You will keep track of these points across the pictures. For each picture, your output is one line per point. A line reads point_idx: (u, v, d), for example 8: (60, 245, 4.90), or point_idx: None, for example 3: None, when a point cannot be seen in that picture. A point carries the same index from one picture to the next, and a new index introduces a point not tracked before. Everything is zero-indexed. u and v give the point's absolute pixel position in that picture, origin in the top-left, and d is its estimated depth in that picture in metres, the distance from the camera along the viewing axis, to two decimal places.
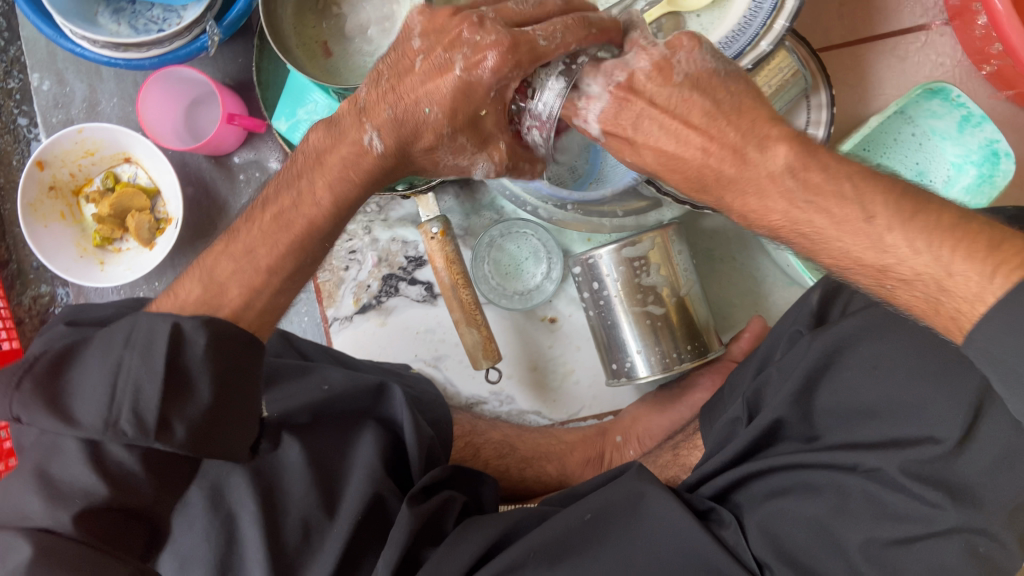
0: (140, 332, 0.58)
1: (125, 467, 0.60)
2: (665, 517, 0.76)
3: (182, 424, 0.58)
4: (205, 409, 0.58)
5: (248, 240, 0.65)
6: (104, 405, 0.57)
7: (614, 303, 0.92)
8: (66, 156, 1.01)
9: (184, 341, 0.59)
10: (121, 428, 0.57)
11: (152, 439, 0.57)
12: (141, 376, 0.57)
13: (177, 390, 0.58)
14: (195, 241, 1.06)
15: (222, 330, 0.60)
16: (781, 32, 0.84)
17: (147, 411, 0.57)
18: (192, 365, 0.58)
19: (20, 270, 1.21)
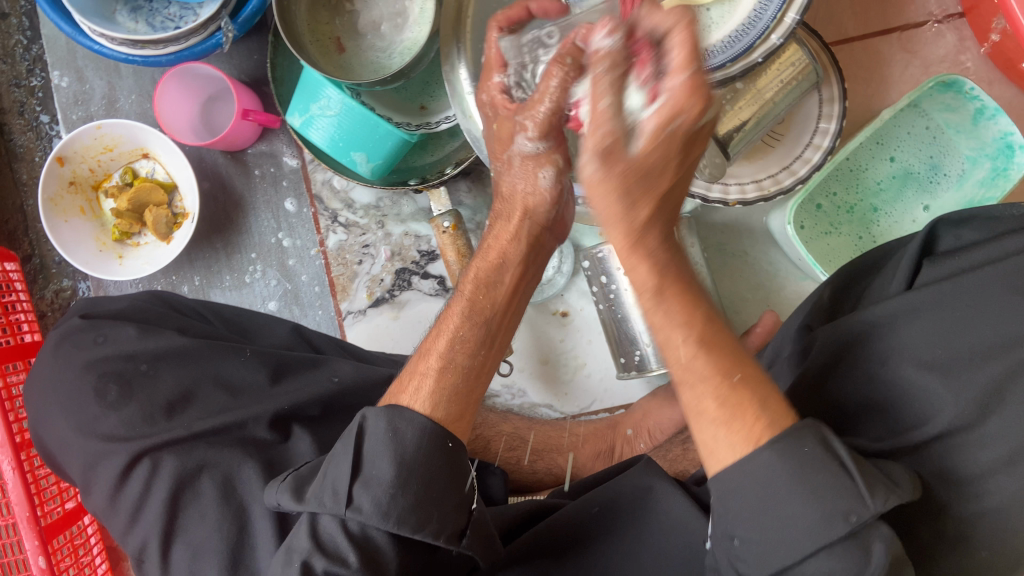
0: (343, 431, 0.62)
1: (336, 541, 0.58)
2: (673, 508, 0.77)
3: (369, 497, 0.58)
4: (390, 483, 0.58)
5: (447, 334, 0.69)
6: (316, 488, 0.60)
7: (623, 297, 0.93)
8: (85, 151, 1.03)
9: (368, 430, 0.61)
10: (324, 506, 0.59)
11: (345, 512, 0.58)
12: (339, 462, 0.60)
13: (362, 468, 0.59)
14: (212, 235, 1.07)
15: (403, 416, 0.61)
16: (791, 25, 0.83)
17: (340, 485, 0.59)
18: (373, 447, 0.60)
19: (42, 265, 1.24)
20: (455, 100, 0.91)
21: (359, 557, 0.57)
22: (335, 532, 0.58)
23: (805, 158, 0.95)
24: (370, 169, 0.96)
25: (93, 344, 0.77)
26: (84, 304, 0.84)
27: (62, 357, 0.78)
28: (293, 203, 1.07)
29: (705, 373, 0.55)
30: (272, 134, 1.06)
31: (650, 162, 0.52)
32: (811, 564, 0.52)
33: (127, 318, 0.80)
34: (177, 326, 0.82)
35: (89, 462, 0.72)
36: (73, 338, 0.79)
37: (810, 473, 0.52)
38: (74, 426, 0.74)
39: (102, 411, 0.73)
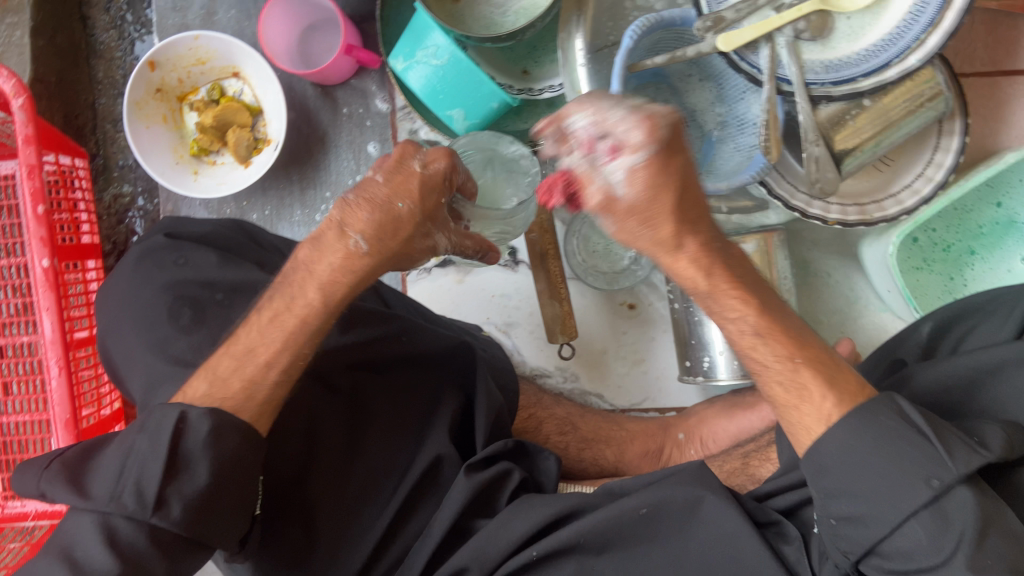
0: (150, 418, 0.60)
1: (135, 545, 0.56)
2: (724, 524, 0.68)
3: (178, 501, 0.57)
4: (203, 491, 0.58)
5: (248, 340, 0.65)
6: (111, 480, 0.57)
7: (704, 300, 0.90)
8: (178, 60, 1.01)
9: (185, 428, 0.59)
10: (120, 504, 0.56)
11: (149, 514, 0.56)
12: (146, 460, 0.58)
13: (175, 468, 0.58)
14: (290, 167, 1.05)
15: (227, 419, 0.61)
16: (932, 49, 0.78)
17: (148, 487, 0.57)
18: (191, 451, 0.59)
19: (105, 166, 1.25)
20: (565, 71, 0.90)
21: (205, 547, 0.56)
22: (135, 533, 0.56)
23: (914, 189, 0.91)
24: (465, 127, 0.93)
25: (173, 265, 0.75)
26: (165, 225, 0.82)
27: (144, 270, 0.76)
28: (375, 147, 1.04)
29: (773, 356, 0.59)
30: (363, 73, 1.03)
31: (647, 200, 0.54)
32: (898, 534, 0.53)
33: (209, 245, 0.78)
34: (252, 261, 0.80)
35: (150, 383, 0.69)
36: (155, 253, 0.77)
37: (893, 439, 0.55)
38: (143, 339, 0.72)
39: (171, 332, 0.71)
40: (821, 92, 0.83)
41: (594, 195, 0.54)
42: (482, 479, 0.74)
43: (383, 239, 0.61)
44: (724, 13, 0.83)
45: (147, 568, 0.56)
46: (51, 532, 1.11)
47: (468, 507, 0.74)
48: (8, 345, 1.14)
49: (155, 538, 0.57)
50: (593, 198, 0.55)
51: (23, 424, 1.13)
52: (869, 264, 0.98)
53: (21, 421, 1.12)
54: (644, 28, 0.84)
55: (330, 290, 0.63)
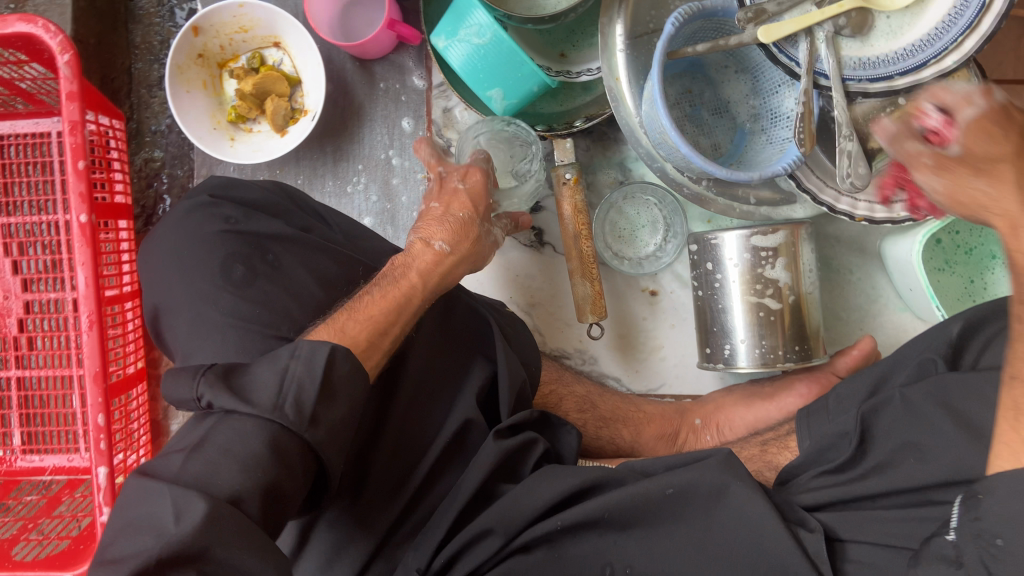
0: (303, 347, 0.63)
1: (288, 452, 0.58)
2: (748, 511, 0.70)
3: (324, 425, 0.60)
4: (341, 421, 0.62)
5: (371, 308, 0.70)
6: (271, 390, 0.60)
7: (728, 288, 0.91)
8: (221, 27, 1.02)
9: (334, 360, 0.63)
10: (282, 413, 0.59)
11: (304, 428, 0.59)
12: (304, 380, 0.61)
13: (326, 395, 0.61)
14: (324, 139, 1.07)
15: (358, 361, 0.65)
16: (970, 51, 0.80)
17: (306, 402, 0.60)
18: (337, 380, 0.62)
19: (138, 131, 1.27)
20: (605, 54, 0.92)
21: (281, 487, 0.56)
22: (291, 444, 0.58)
23: None
24: (502, 107, 0.95)
25: (219, 221, 0.77)
26: (214, 184, 0.83)
27: (187, 225, 0.78)
28: (409, 123, 1.05)
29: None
30: (402, 49, 1.05)
31: (998, 148, 0.60)
32: None
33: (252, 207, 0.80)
34: (295, 221, 0.82)
35: (189, 335, 0.73)
36: (198, 211, 0.78)
37: None
38: (186, 292, 0.74)
39: (221, 287, 0.73)
40: (857, 88, 0.84)
41: (924, 156, 0.63)
42: (508, 445, 0.77)
43: (454, 229, 0.77)
44: (765, 5, 0.84)
45: (287, 479, 0.57)
46: (69, 487, 1.13)
47: (494, 471, 0.77)
48: (35, 301, 1.15)
49: (303, 453, 0.59)
50: (925, 159, 0.63)
51: (46, 379, 1.15)
52: (891, 263, 1.00)
53: (45, 376, 1.14)
54: (687, 15, 0.85)
55: (426, 274, 0.75)
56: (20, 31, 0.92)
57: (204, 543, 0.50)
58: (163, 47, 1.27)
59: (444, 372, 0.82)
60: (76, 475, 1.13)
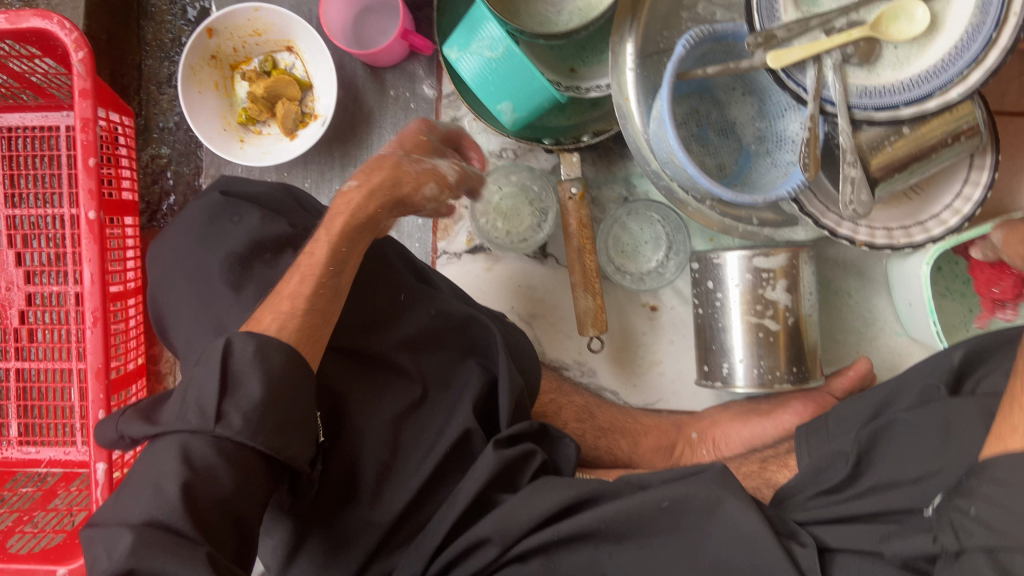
0: (206, 355, 0.65)
1: (209, 459, 0.59)
2: (740, 523, 0.71)
3: (238, 415, 0.61)
4: (258, 403, 0.61)
5: (291, 291, 0.69)
6: (176, 407, 0.63)
7: (728, 307, 0.92)
8: (235, 30, 1.03)
9: (230, 351, 0.63)
10: (193, 422, 0.61)
11: (210, 428, 0.60)
12: (202, 382, 0.62)
13: (228, 388, 0.62)
14: (333, 143, 1.08)
15: (269, 341, 0.64)
16: (975, 84, 0.82)
17: (207, 403, 0.61)
18: (239, 367, 0.63)
19: (146, 127, 1.27)
20: (615, 72, 0.93)
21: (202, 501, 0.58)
22: (206, 449, 0.59)
23: (941, 219, 0.94)
24: (512, 120, 0.95)
25: (229, 222, 0.77)
26: (221, 183, 0.84)
27: (195, 227, 0.78)
28: None
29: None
30: (413, 57, 1.06)
31: None
32: None
33: (259, 205, 0.81)
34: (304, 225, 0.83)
35: (196, 334, 0.74)
36: (206, 215, 0.79)
37: None
38: (194, 292, 0.74)
39: (226, 288, 0.73)
40: (863, 116, 0.86)
41: None
42: (507, 455, 0.78)
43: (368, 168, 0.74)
44: (775, 31, 0.85)
45: (218, 480, 0.59)
46: (64, 480, 1.13)
47: (495, 480, 0.77)
48: (37, 293, 1.15)
49: (229, 450, 0.60)
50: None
51: (47, 372, 1.15)
52: (893, 285, 1.01)
53: (46, 369, 1.14)
54: (698, 38, 0.86)
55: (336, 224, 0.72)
56: (35, 26, 0.93)
57: (130, 565, 0.54)
58: (174, 44, 1.28)
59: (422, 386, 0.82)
60: (72, 468, 1.14)
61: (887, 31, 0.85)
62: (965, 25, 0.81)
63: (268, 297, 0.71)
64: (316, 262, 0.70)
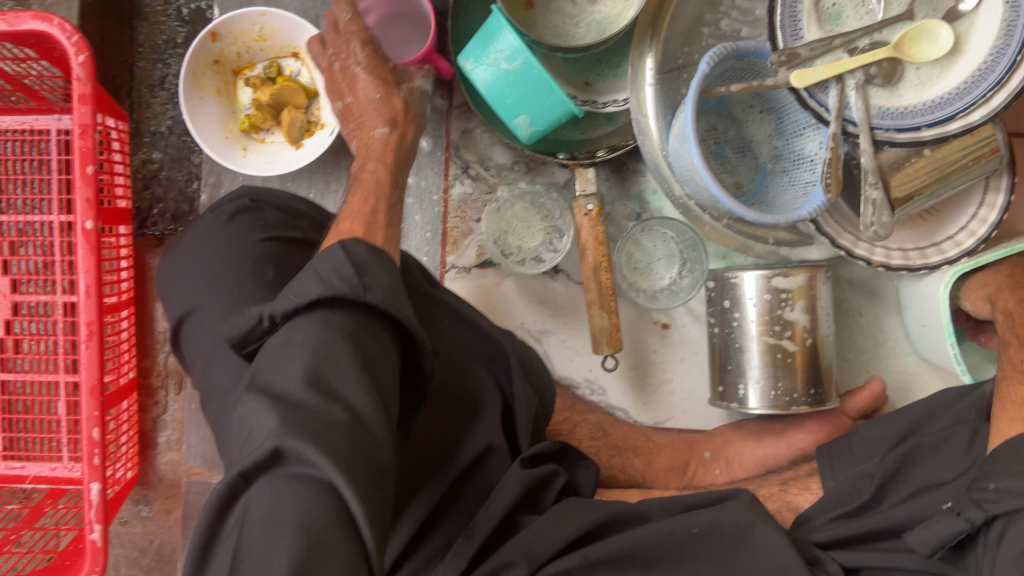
0: (318, 251, 0.59)
1: (353, 335, 0.53)
2: (772, 551, 0.71)
3: (380, 291, 0.56)
4: (389, 287, 0.57)
5: (353, 210, 0.69)
6: (306, 289, 0.55)
7: (745, 327, 0.91)
8: (240, 34, 1.00)
9: (349, 248, 0.59)
10: (338, 292, 0.54)
11: (361, 297, 0.55)
12: (331, 268, 0.56)
13: (363, 270, 0.57)
14: (339, 153, 1.05)
15: (375, 248, 0.61)
16: (997, 107, 0.80)
17: (347, 275, 0.55)
18: (364, 258, 0.58)
19: (137, 130, 1.23)
20: (634, 87, 0.92)
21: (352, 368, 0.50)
22: (350, 326, 0.53)
23: (956, 240, 0.93)
24: (528, 134, 0.93)
25: (258, 227, 0.79)
26: (241, 191, 0.84)
27: (221, 227, 0.79)
28: (428, 142, 1.04)
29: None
30: None
31: None
32: None
33: (284, 215, 0.82)
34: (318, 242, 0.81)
35: (214, 350, 0.71)
36: (234, 216, 0.80)
37: None
38: (219, 297, 0.73)
39: (260, 287, 0.73)
40: (884, 137, 0.85)
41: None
42: (531, 475, 0.77)
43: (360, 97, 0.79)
44: (798, 49, 0.84)
45: (362, 351, 0.52)
46: (50, 497, 1.07)
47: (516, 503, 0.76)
48: (23, 302, 1.10)
49: (366, 323, 0.55)
50: None
51: (33, 386, 1.10)
52: (906, 303, 1.01)
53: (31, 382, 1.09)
54: (721, 55, 0.85)
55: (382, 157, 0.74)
56: (34, 29, 0.89)
57: (279, 439, 0.45)
58: (168, 46, 1.24)
59: (451, 376, 0.80)
60: (57, 486, 1.07)
61: (910, 52, 0.83)
62: (991, 47, 0.79)
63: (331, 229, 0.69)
64: (380, 183, 0.72)
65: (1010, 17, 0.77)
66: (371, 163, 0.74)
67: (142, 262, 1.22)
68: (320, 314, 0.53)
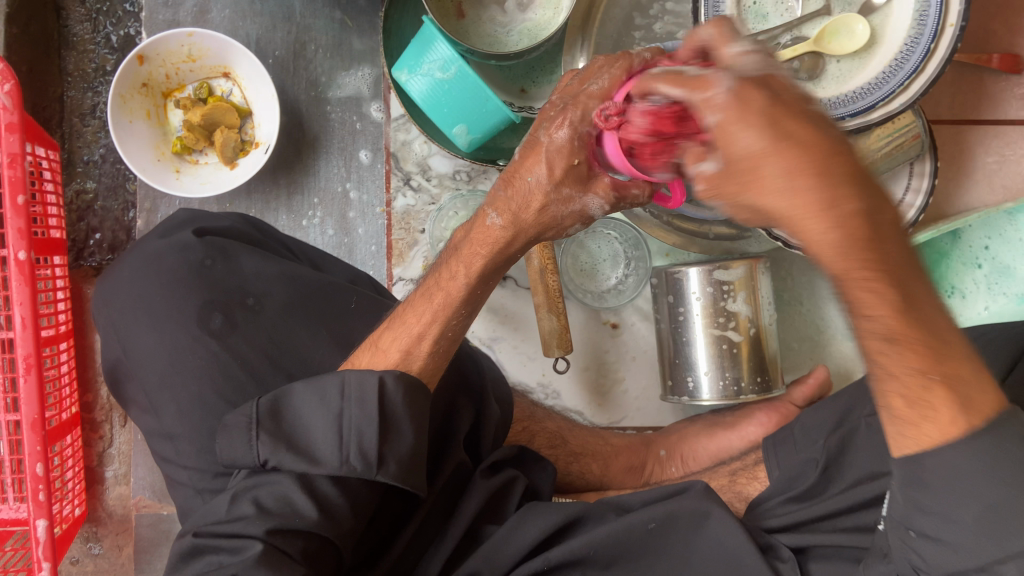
0: (352, 384, 0.61)
1: (335, 499, 0.60)
2: (726, 539, 0.73)
3: (394, 460, 0.61)
4: (409, 447, 0.62)
5: (417, 322, 0.67)
6: (333, 442, 0.60)
7: (692, 322, 0.93)
8: (168, 56, 0.98)
9: (387, 394, 0.62)
10: (350, 465, 0.60)
11: (373, 473, 0.60)
12: (363, 423, 0.60)
13: (386, 430, 0.61)
14: (277, 171, 1.04)
15: (412, 381, 0.63)
16: (916, 94, 0.84)
17: (368, 445, 0.60)
18: (395, 410, 0.62)
19: (69, 160, 1.20)
20: None
21: (320, 514, 0.59)
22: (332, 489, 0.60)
23: None
24: (466, 143, 0.93)
25: (200, 265, 0.74)
26: (182, 220, 0.80)
27: (159, 267, 0.74)
28: (368, 155, 1.03)
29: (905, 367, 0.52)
30: (355, 75, 1.03)
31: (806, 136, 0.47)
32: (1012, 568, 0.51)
33: (236, 242, 0.78)
34: (276, 256, 0.80)
35: (163, 382, 0.70)
36: (173, 257, 0.74)
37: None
38: (160, 340, 0.71)
39: (198, 338, 0.71)
40: None
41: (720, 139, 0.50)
42: (494, 485, 0.76)
43: (516, 217, 0.61)
44: None
45: (337, 515, 0.60)
46: None
47: (480, 514, 0.76)
48: None
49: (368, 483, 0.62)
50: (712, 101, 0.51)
51: None
52: None
53: None
54: None
55: (472, 264, 0.65)
56: None
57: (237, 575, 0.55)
58: (98, 74, 1.21)
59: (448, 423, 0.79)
60: (4, 527, 0.99)
61: (829, 46, 0.88)
62: (906, 36, 0.85)
63: (390, 319, 0.69)
64: (450, 299, 0.66)
65: (922, 9, 0.84)
66: (451, 269, 0.66)
67: (80, 293, 1.19)
68: (313, 480, 0.60)
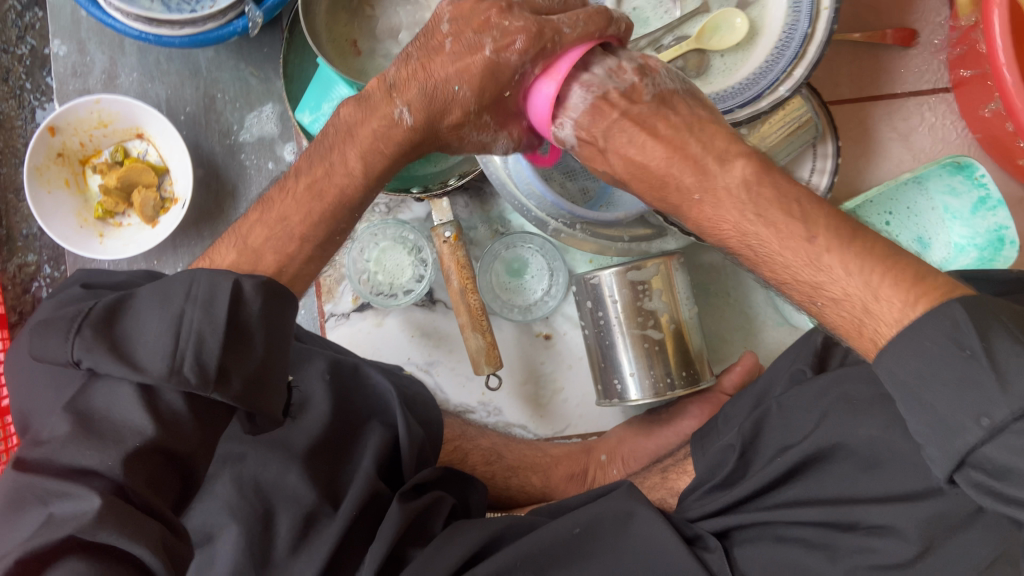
0: (201, 284, 0.55)
1: (179, 414, 0.54)
2: (655, 536, 0.74)
3: (240, 376, 0.55)
4: (259, 363, 0.56)
5: (281, 208, 0.67)
6: (163, 350, 0.53)
7: (614, 325, 0.94)
8: (79, 124, 1.01)
9: (243, 300, 0.56)
10: (182, 376, 0.53)
11: (210, 390, 0.54)
12: (204, 328, 0.54)
13: (236, 342, 0.55)
14: (201, 224, 1.06)
15: (273, 287, 0.58)
16: (800, 79, 0.85)
17: (209, 357, 0.54)
18: (250, 322, 0.56)
19: (8, 237, 1.18)
20: None
21: (155, 424, 0.53)
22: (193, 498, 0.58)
23: None
24: None
25: None
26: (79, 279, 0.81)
27: None
28: None
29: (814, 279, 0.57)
30: (262, 117, 1.05)
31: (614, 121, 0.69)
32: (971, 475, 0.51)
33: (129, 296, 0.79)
34: None
35: None
36: None
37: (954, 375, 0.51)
38: None
39: None
40: None
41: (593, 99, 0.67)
42: (413, 509, 0.77)
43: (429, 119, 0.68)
44: None
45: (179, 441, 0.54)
46: None
47: (401, 536, 0.76)
48: None
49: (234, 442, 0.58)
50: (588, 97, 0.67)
51: None
52: None
53: None
54: None
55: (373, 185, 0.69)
56: None
57: None
58: None
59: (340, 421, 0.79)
60: None
61: (710, 41, 0.90)
62: (784, 23, 0.86)
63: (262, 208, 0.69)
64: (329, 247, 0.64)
65: None
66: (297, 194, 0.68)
67: None
68: (150, 391, 0.54)
